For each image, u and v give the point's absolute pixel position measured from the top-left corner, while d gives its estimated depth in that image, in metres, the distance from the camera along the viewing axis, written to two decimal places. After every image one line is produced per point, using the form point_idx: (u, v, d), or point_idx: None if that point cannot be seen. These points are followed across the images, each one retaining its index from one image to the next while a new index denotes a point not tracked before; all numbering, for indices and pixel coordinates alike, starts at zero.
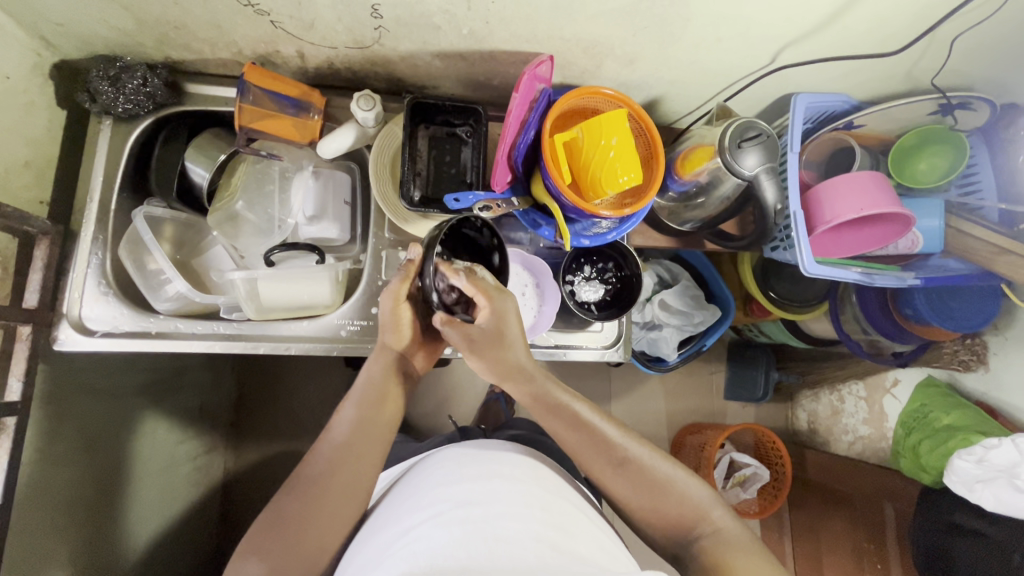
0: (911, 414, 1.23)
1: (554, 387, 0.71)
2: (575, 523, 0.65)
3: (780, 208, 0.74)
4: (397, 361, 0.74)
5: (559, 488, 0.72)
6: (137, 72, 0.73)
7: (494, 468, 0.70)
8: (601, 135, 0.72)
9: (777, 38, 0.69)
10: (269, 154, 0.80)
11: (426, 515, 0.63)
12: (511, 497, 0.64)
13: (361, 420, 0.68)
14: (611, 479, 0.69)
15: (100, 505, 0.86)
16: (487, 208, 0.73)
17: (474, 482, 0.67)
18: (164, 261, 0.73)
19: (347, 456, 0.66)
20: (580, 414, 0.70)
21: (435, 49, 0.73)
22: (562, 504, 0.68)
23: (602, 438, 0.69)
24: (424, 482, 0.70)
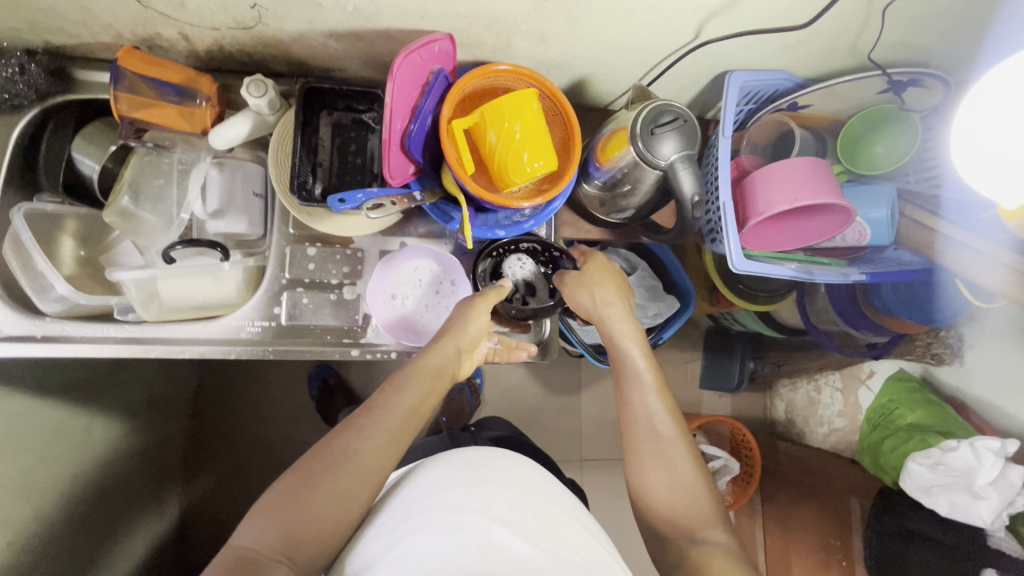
0: (878, 410, 1.17)
1: (630, 340, 0.76)
2: (564, 535, 0.59)
3: (699, 200, 0.66)
4: (453, 362, 0.71)
5: (554, 496, 0.63)
6: (12, 59, 0.69)
7: (485, 473, 0.61)
8: (505, 119, 0.66)
9: (693, 10, 0.62)
10: (158, 146, 0.75)
11: (410, 529, 0.56)
12: (504, 509, 0.58)
13: (391, 406, 0.65)
14: (634, 441, 0.72)
15: (38, 503, 0.85)
16: (379, 204, 0.66)
17: (462, 492, 0.59)
18: (43, 263, 0.69)
19: (370, 437, 0.62)
20: (634, 363, 0.75)
21: (325, 28, 0.67)
22: (549, 515, 0.60)
23: (647, 393, 0.73)
24: (421, 482, 0.61)
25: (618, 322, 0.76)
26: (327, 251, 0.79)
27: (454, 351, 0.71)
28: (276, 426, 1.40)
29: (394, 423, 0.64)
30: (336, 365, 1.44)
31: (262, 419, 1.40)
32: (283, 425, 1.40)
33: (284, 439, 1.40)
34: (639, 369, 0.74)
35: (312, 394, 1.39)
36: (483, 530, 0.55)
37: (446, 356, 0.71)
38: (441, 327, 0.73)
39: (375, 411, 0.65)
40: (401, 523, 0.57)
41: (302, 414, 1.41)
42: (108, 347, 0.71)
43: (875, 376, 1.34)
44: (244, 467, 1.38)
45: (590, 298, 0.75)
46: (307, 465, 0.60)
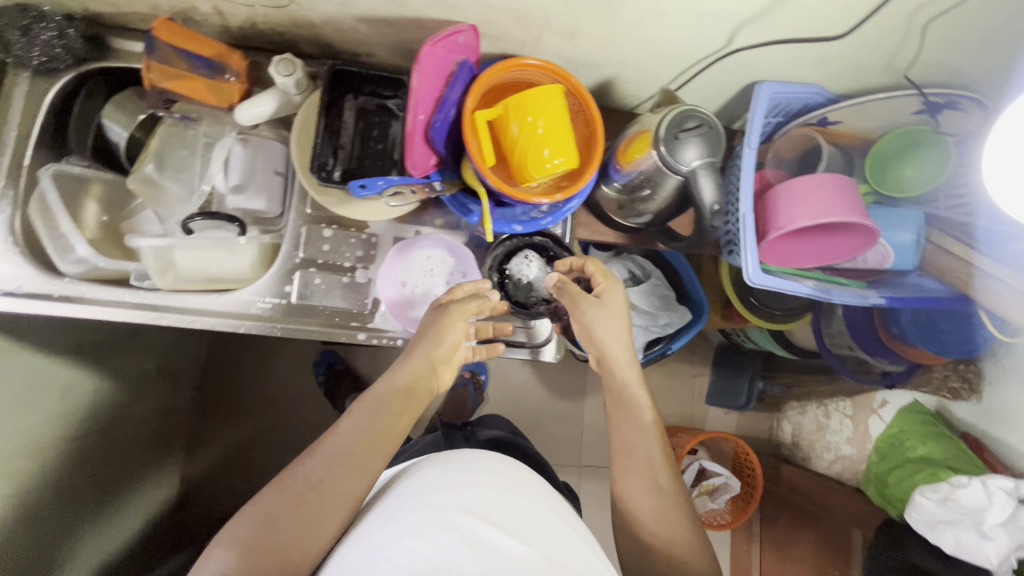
0: (887, 441, 1.14)
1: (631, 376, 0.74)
2: (550, 535, 0.56)
3: (718, 209, 0.64)
4: (428, 377, 0.71)
5: (543, 498, 0.61)
6: (52, 22, 0.70)
7: (476, 474, 0.59)
8: (528, 113, 0.66)
9: (728, 16, 0.61)
10: (184, 117, 0.77)
11: (401, 529, 0.53)
12: (497, 510, 0.56)
13: (359, 429, 0.64)
14: (626, 472, 0.72)
15: (41, 458, 0.86)
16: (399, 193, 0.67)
17: (454, 494, 0.56)
18: (65, 223, 0.71)
19: (336, 463, 0.61)
20: (632, 398, 0.73)
21: (356, 12, 0.68)
22: (536, 515, 0.58)
23: (643, 430, 0.72)
24: (415, 482, 0.59)
25: (624, 357, 0.74)
26: (343, 234, 0.79)
27: (427, 365, 0.71)
28: (279, 405, 1.42)
29: (362, 445, 0.63)
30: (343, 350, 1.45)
31: (268, 398, 1.42)
32: (287, 405, 1.42)
33: (287, 419, 1.41)
34: (641, 405, 0.73)
35: (318, 378, 1.40)
36: (473, 529, 0.53)
37: (420, 372, 0.70)
38: (414, 345, 0.72)
39: (343, 436, 0.63)
40: (392, 524, 0.55)
41: (307, 396, 1.43)
42: (122, 311, 0.73)
43: (888, 406, 1.30)
44: (245, 444, 1.39)
45: (596, 334, 0.73)
46: (269, 501, 0.58)
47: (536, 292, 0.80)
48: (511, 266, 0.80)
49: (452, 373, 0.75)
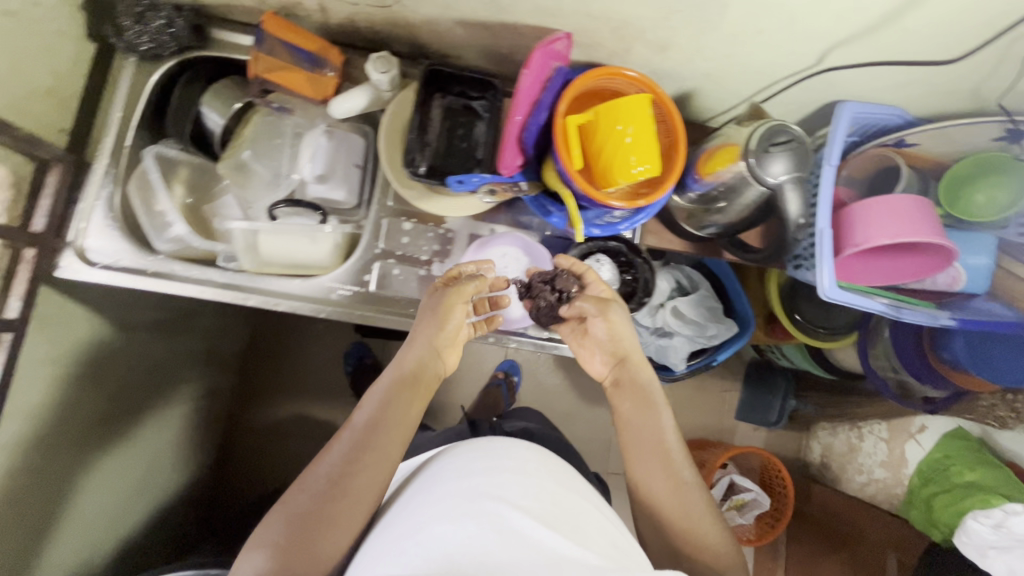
0: (931, 465, 1.14)
1: (635, 364, 0.73)
2: (583, 523, 0.55)
3: (804, 222, 0.66)
4: (433, 361, 0.71)
5: (567, 482, 0.62)
6: (163, 11, 0.73)
7: (505, 463, 0.60)
8: (618, 121, 0.68)
9: (825, 35, 0.63)
10: (280, 108, 0.80)
11: (431, 514, 0.54)
12: (525, 496, 0.55)
13: (374, 420, 0.64)
14: (637, 462, 0.70)
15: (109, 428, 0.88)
16: (492, 190, 0.72)
17: (482, 481, 0.57)
18: (167, 204, 0.75)
19: (355, 458, 0.61)
20: (641, 384, 0.72)
21: (457, 15, 0.70)
22: (566, 502, 0.57)
23: (652, 417, 0.70)
24: (445, 473, 0.60)
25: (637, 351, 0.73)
26: (421, 228, 0.81)
27: (431, 350, 0.71)
28: (317, 394, 1.44)
29: (377, 436, 0.63)
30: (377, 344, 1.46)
31: (307, 386, 1.44)
32: (325, 393, 1.44)
33: (325, 408, 1.43)
34: (655, 397, 0.71)
35: (349, 369, 1.42)
36: (500, 514, 0.52)
37: (424, 356, 0.71)
38: (418, 333, 0.72)
39: (359, 429, 0.64)
40: (423, 512, 0.55)
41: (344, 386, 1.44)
42: (212, 291, 0.75)
43: (926, 431, 1.29)
44: (284, 429, 1.41)
45: (611, 327, 0.73)
46: (293, 503, 0.58)
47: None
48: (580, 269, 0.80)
49: (457, 356, 0.76)
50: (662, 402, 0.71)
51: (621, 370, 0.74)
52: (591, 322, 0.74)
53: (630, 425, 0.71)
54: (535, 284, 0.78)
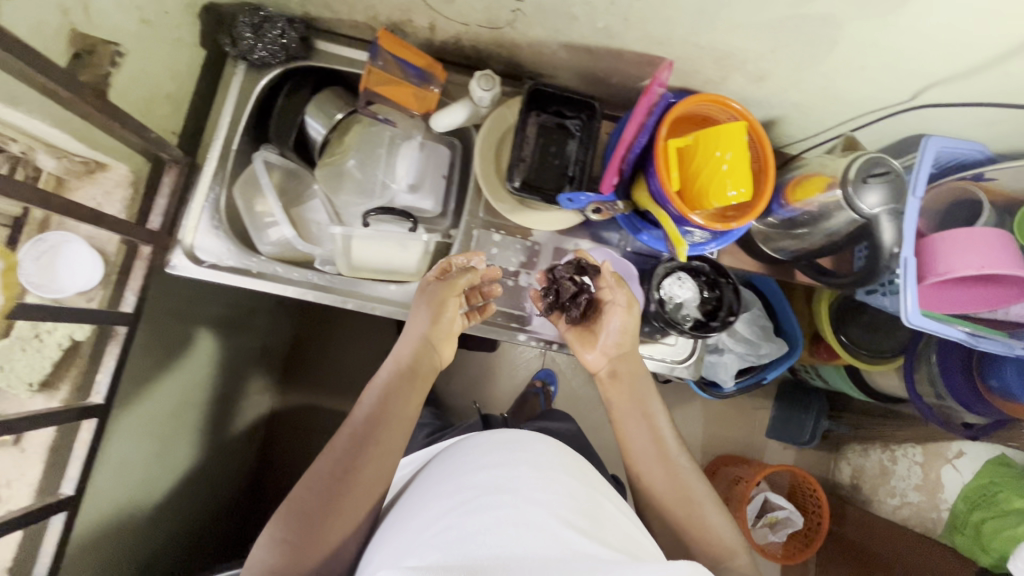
0: (975, 490, 1.16)
1: (635, 368, 0.79)
2: (598, 513, 0.55)
3: (897, 251, 0.68)
4: (429, 353, 0.75)
5: (586, 478, 0.61)
6: (278, 23, 0.76)
7: (522, 456, 0.59)
8: (717, 147, 0.71)
9: (926, 74, 0.66)
10: (384, 120, 0.83)
11: (451, 505, 0.54)
12: (541, 487, 0.54)
13: (377, 416, 0.67)
14: (639, 465, 0.74)
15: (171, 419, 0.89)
16: (599, 211, 0.75)
17: (498, 474, 0.57)
18: (276, 207, 0.78)
19: (358, 452, 0.64)
20: (641, 388, 0.78)
21: (564, 39, 0.73)
22: (585, 495, 0.56)
23: (652, 420, 0.76)
24: (465, 465, 0.61)
25: (632, 346, 0.78)
26: (511, 240, 0.84)
27: (427, 343, 0.74)
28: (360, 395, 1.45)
29: (378, 430, 0.66)
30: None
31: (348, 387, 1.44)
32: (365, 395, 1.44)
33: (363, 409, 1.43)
34: (648, 392, 0.77)
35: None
36: (513, 506, 0.51)
37: (421, 350, 0.74)
38: (417, 328, 0.75)
39: (360, 424, 0.67)
40: (442, 504, 0.56)
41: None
42: (314, 294, 0.78)
43: (964, 457, 1.26)
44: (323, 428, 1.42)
45: (625, 322, 0.76)
46: (302, 498, 0.62)
47: (686, 313, 0.81)
48: (662, 284, 0.82)
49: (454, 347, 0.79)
50: (655, 401, 0.77)
51: (616, 363, 0.78)
52: (609, 314, 0.77)
53: (627, 425, 0.77)
54: (558, 276, 0.79)
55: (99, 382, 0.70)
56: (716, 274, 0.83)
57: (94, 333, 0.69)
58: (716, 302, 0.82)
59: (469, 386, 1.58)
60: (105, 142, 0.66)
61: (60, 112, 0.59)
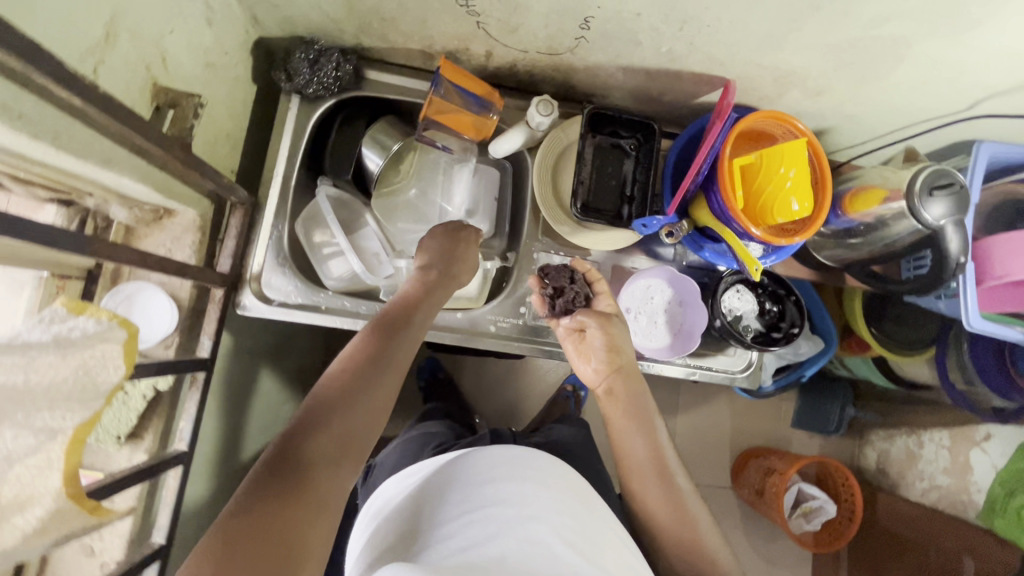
0: (1012, 473, 1.17)
1: (636, 384, 0.74)
2: (601, 540, 0.51)
3: (964, 259, 0.71)
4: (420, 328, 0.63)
5: (587, 497, 0.56)
6: (333, 57, 0.76)
7: (528, 470, 0.55)
8: (781, 164, 0.72)
9: (986, 87, 0.67)
10: (442, 146, 0.83)
11: (452, 516, 0.50)
12: (553, 507, 0.51)
13: (396, 334, 0.60)
14: (638, 482, 0.71)
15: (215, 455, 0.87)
16: (671, 234, 0.77)
17: (506, 488, 0.52)
18: (338, 234, 0.79)
19: (373, 370, 0.55)
20: (643, 403, 0.74)
21: (624, 63, 0.74)
22: (587, 517, 0.52)
23: (654, 437, 0.72)
24: (467, 471, 0.56)
25: (627, 361, 0.75)
26: (569, 259, 0.86)
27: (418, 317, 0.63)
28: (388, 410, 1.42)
29: (397, 348, 0.58)
30: (447, 360, 1.40)
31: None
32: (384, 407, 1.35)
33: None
34: (647, 407, 0.73)
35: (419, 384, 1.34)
36: (523, 526, 0.48)
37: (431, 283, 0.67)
38: (430, 268, 0.69)
39: (328, 411, 0.51)
40: (439, 513, 0.51)
41: (410, 401, 1.37)
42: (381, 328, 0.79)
43: (992, 439, 1.25)
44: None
45: (610, 338, 0.74)
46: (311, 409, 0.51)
47: (747, 323, 0.84)
48: (723, 297, 0.83)
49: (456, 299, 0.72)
50: (654, 416, 0.74)
51: (612, 380, 0.74)
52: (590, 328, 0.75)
53: (627, 445, 0.72)
54: (550, 274, 0.81)
55: (180, 429, 0.69)
56: (777, 288, 0.87)
57: (176, 382, 0.70)
58: (777, 314, 0.86)
59: (490, 391, 1.41)
60: (179, 189, 0.67)
61: (148, 168, 0.59)
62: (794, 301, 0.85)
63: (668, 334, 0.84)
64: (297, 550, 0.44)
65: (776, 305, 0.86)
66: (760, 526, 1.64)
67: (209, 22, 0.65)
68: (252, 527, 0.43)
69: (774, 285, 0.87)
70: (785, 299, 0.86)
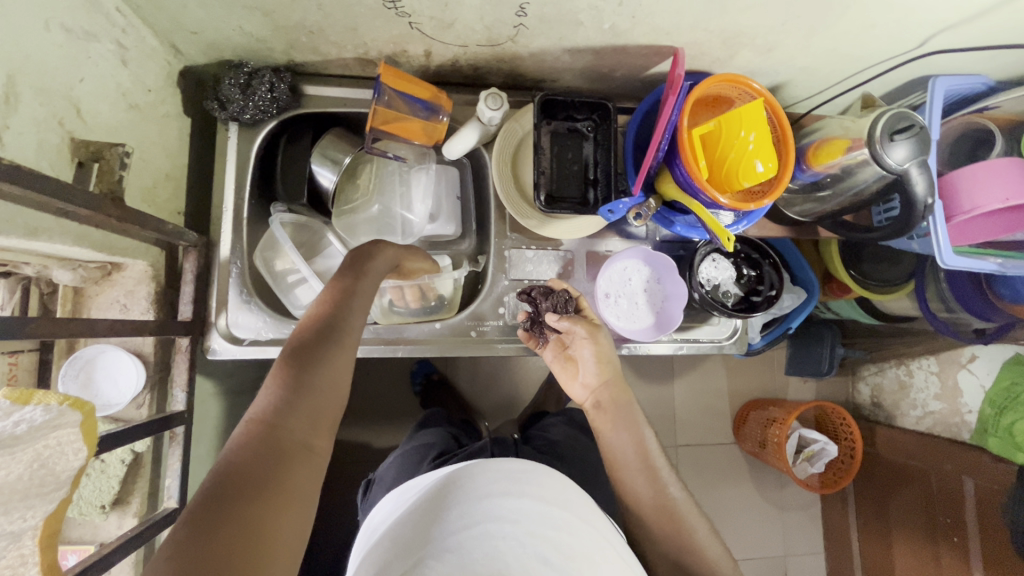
0: (1000, 393, 1.20)
1: (623, 394, 0.79)
2: (595, 558, 0.48)
3: (931, 202, 0.70)
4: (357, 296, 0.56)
5: (583, 511, 0.53)
6: (265, 77, 0.72)
7: (527, 485, 0.52)
8: (740, 127, 0.70)
9: (935, 22, 0.66)
10: (394, 156, 0.79)
11: (444, 529, 0.47)
12: (550, 526, 0.48)
13: (343, 304, 0.54)
14: (623, 475, 0.75)
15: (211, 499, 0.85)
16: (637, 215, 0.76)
17: (502, 501, 0.49)
18: (298, 263, 0.72)
19: (325, 338, 0.50)
20: (630, 408, 0.78)
21: (569, 44, 0.71)
22: (582, 533, 0.50)
23: (639, 436, 0.76)
24: (456, 481, 0.53)
25: (614, 372, 0.79)
26: (543, 252, 0.84)
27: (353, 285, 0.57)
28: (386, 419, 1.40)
29: (346, 317, 0.53)
30: (439, 361, 1.37)
31: (362, 412, 1.33)
32: (379, 418, 1.32)
33: (371, 435, 1.31)
34: (634, 414, 0.78)
35: (415, 389, 1.33)
36: (518, 543, 0.46)
37: (360, 256, 0.62)
38: (362, 244, 0.64)
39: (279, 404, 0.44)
40: (429, 525, 0.48)
41: (406, 408, 1.34)
42: (362, 349, 0.78)
43: (978, 360, 1.28)
44: (339, 462, 1.29)
45: (598, 352, 0.77)
46: (267, 398, 0.45)
47: (727, 290, 0.84)
48: (700, 268, 0.83)
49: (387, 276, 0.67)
50: (642, 422, 0.78)
51: (599, 394, 0.79)
52: (576, 341, 0.78)
53: (615, 448, 0.76)
54: (535, 296, 0.79)
55: (168, 486, 0.68)
56: (755, 253, 0.87)
57: (154, 441, 0.68)
58: (758, 278, 0.86)
59: (484, 387, 1.40)
60: (123, 244, 0.63)
61: (82, 228, 0.56)
62: (776, 263, 0.85)
63: (650, 314, 0.83)
64: (275, 543, 0.37)
65: (757, 270, 0.86)
66: (767, 476, 1.67)
67: (124, 62, 0.61)
68: (218, 529, 0.35)
69: (753, 250, 0.87)
70: (766, 262, 0.86)
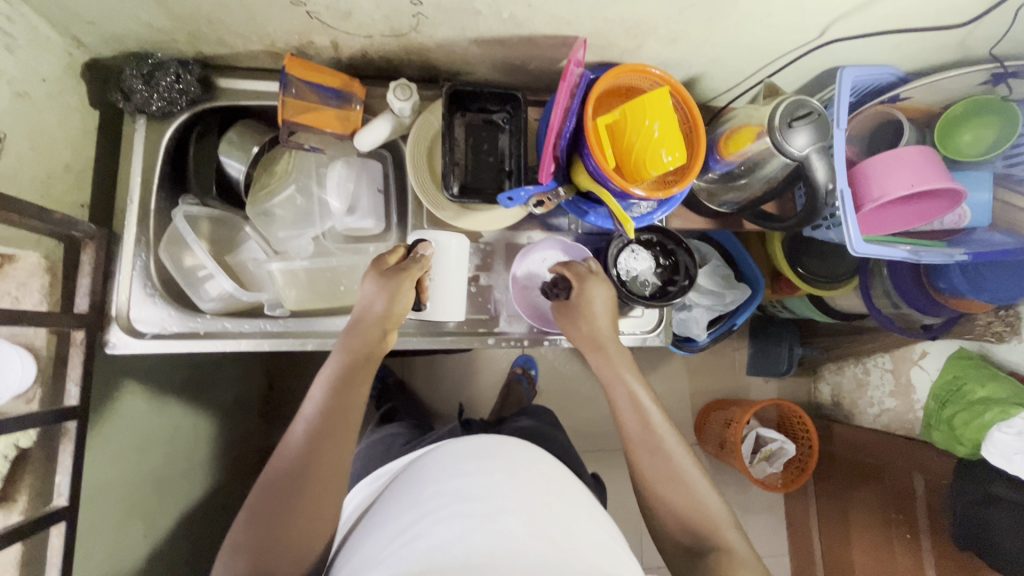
0: (944, 387, 1.16)
1: (618, 360, 0.77)
2: (571, 526, 0.50)
3: (831, 186, 0.71)
4: (359, 363, 0.69)
5: (558, 481, 0.56)
6: (171, 69, 0.71)
7: (492, 462, 0.55)
8: (645, 116, 0.70)
9: (828, 11, 0.67)
10: (310, 147, 0.79)
11: (417, 515, 0.49)
12: (519, 494, 0.51)
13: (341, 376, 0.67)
14: (631, 446, 0.74)
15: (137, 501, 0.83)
16: (539, 203, 0.75)
17: (471, 480, 0.52)
18: (207, 258, 0.74)
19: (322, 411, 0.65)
20: (627, 377, 0.76)
21: (473, 35, 0.71)
22: (562, 508, 0.51)
23: (636, 394, 0.75)
24: (428, 470, 0.56)
25: (602, 345, 0.76)
26: None
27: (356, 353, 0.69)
28: None
29: (341, 388, 0.67)
30: (392, 364, 1.36)
31: None
32: None
33: None
34: (631, 377, 0.76)
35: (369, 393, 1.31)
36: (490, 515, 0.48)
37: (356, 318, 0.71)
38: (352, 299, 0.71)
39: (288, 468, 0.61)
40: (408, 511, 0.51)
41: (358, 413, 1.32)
42: (266, 344, 0.74)
43: (929, 356, 1.25)
44: None
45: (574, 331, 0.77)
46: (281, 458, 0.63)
47: (644, 281, 0.84)
48: (615, 258, 0.84)
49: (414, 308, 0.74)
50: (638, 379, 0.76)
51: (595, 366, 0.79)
52: None
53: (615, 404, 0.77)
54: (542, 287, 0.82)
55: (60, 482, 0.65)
56: (669, 241, 0.86)
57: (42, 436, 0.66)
58: (674, 266, 0.85)
59: (439, 390, 1.38)
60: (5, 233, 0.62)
61: None
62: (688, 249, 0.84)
63: None
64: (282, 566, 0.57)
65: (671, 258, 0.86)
66: (730, 477, 1.66)
67: (9, 49, 0.61)
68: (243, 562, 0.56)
69: (668, 237, 0.86)
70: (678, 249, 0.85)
